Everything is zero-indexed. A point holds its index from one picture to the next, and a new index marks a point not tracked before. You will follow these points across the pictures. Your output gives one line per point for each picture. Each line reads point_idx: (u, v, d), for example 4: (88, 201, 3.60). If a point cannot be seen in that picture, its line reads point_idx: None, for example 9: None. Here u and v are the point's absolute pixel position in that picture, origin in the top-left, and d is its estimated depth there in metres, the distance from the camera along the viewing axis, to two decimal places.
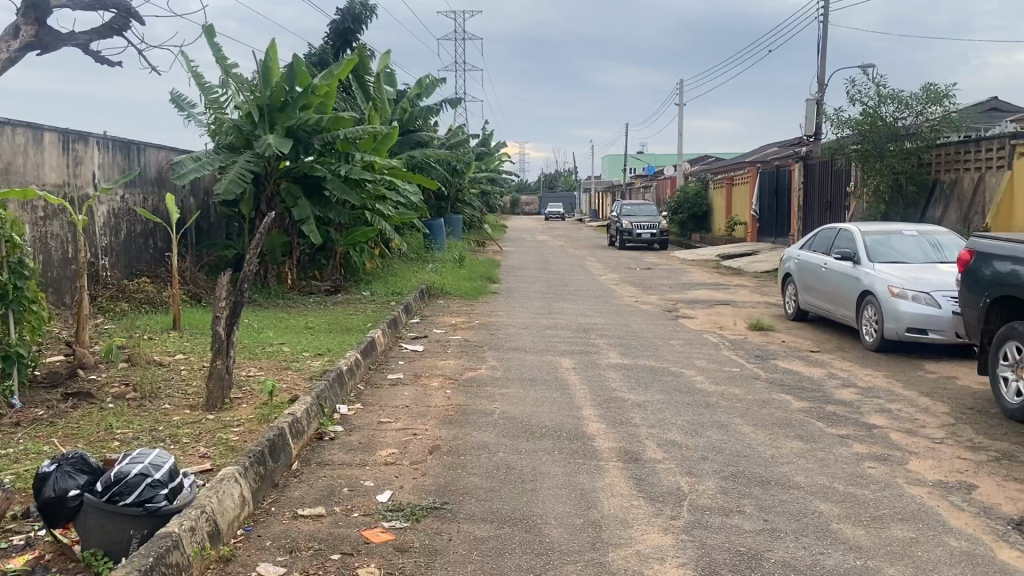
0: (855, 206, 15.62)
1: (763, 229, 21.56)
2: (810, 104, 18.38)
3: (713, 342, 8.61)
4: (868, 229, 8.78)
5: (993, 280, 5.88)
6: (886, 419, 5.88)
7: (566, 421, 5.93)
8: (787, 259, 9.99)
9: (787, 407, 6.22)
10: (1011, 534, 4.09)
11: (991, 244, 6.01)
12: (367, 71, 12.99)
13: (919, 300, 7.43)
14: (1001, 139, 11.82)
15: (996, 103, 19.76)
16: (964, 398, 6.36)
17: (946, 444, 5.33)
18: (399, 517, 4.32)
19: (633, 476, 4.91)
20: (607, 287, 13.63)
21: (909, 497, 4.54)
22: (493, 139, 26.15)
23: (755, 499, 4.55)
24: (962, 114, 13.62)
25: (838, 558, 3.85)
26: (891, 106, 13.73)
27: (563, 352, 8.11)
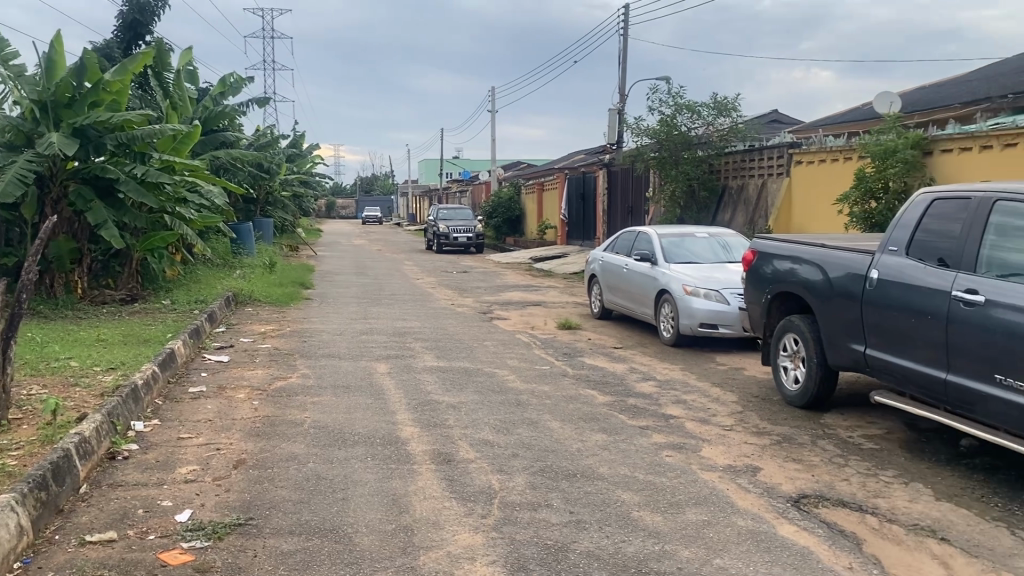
0: (655, 211, 16.49)
1: (571, 233, 22.35)
2: (614, 113, 19.23)
3: (524, 342, 8.82)
4: (664, 231, 9.30)
5: (773, 277, 6.39)
6: (682, 409, 6.24)
7: (379, 426, 5.87)
8: (592, 260, 10.39)
9: (592, 402, 6.46)
10: (789, 510, 4.45)
11: (771, 245, 6.53)
12: (165, 67, 12.29)
13: (710, 297, 7.95)
14: (780, 149, 12.90)
15: (776, 116, 21.53)
16: (750, 386, 6.87)
17: (735, 430, 5.73)
18: (199, 536, 4.11)
19: (445, 478, 4.92)
20: (422, 291, 13.63)
21: (702, 481, 4.85)
22: (306, 141, 25.47)
23: (562, 493, 4.69)
24: (747, 125, 14.71)
25: (638, 545, 4.04)
26: (686, 116, 14.59)
27: (376, 357, 8.03)
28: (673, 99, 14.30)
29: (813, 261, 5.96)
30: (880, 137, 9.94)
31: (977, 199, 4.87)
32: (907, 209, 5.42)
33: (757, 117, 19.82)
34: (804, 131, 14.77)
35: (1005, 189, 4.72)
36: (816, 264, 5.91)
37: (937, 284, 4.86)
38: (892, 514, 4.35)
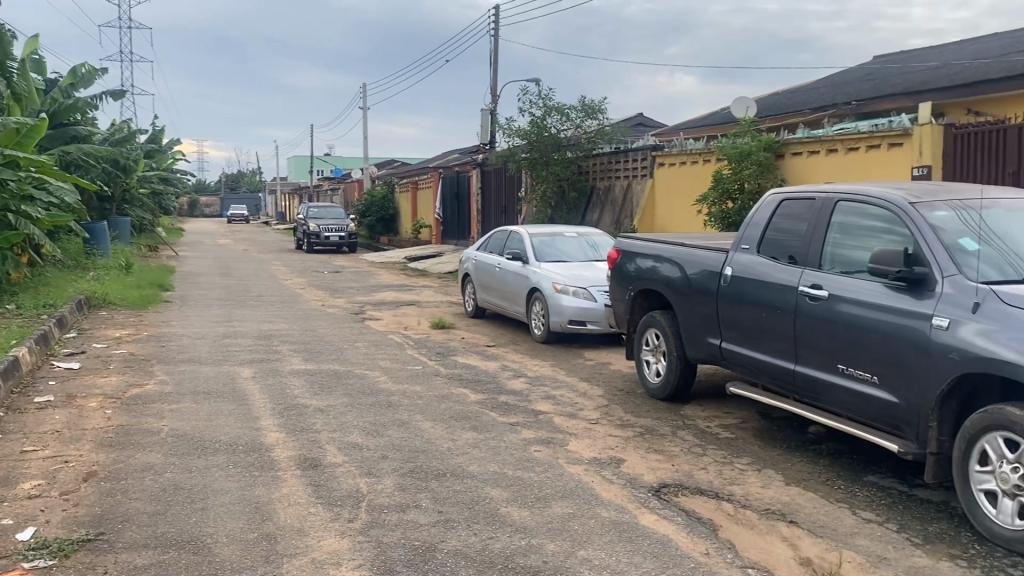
0: (527, 212, 16.69)
1: (445, 232, 22.36)
2: (485, 113, 19.34)
3: (396, 342, 8.75)
4: (534, 231, 9.43)
5: (636, 275, 6.57)
6: (551, 405, 6.35)
7: (242, 433, 5.69)
8: (465, 260, 10.43)
9: (462, 400, 6.48)
10: (651, 500, 4.59)
11: (635, 243, 6.73)
12: (7, 56, 11.50)
13: (578, 295, 8.12)
14: (644, 151, 13.32)
15: (642, 119, 22.21)
16: (616, 381, 7.06)
17: (601, 424, 5.87)
18: (43, 555, 3.87)
19: (311, 483, 4.83)
20: (291, 292, 13.30)
21: (568, 475, 4.94)
22: (167, 136, 24.40)
23: (431, 492, 4.68)
24: (614, 127, 15.11)
25: (505, 541, 4.08)
26: (555, 117, 14.86)
27: (240, 362, 7.78)
28: (543, 101, 14.52)
29: (673, 259, 6.18)
30: (736, 140, 10.41)
31: (821, 200, 5.18)
32: (758, 208, 5.69)
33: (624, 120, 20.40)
34: (667, 133, 15.29)
35: (847, 191, 5.04)
36: (676, 262, 6.13)
37: (786, 279, 5.13)
38: (746, 500, 4.55)
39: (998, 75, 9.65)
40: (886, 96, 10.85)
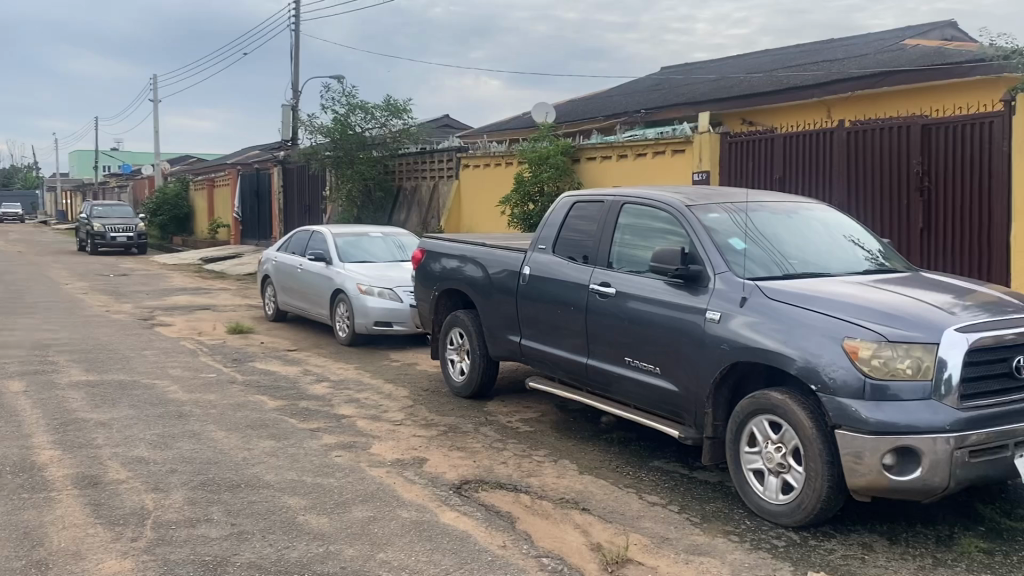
0: (331, 211, 16.38)
1: (246, 232, 21.52)
2: (287, 110, 18.77)
3: (190, 349, 8.32)
4: (338, 231, 9.27)
5: (440, 275, 6.62)
6: (354, 408, 6.27)
7: (9, 453, 5.20)
8: (265, 260, 10.08)
9: (261, 407, 6.26)
10: (451, 497, 4.63)
11: (439, 244, 6.78)
12: None
13: (383, 296, 8.07)
14: (449, 152, 13.45)
15: (448, 120, 22.41)
16: (421, 381, 7.08)
17: (404, 425, 5.86)
18: None
19: (90, 502, 4.49)
20: (71, 297, 12.31)
21: (369, 478, 4.90)
22: None
23: (224, 505, 4.50)
24: (419, 128, 15.15)
25: (302, 549, 3.98)
26: (359, 116, 14.70)
27: (9, 374, 7.11)
28: (347, 99, 14.31)
29: (475, 259, 6.28)
30: (536, 143, 10.75)
31: (610, 202, 5.45)
32: (553, 210, 5.89)
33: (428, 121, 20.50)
34: (472, 135, 15.52)
35: (633, 194, 5.33)
36: (478, 262, 6.23)
37: (578, 278, 5.35)
38: (542, 491, 4.68)
39: (768, 90, 10.55)
40: (672, 105, 11.56)
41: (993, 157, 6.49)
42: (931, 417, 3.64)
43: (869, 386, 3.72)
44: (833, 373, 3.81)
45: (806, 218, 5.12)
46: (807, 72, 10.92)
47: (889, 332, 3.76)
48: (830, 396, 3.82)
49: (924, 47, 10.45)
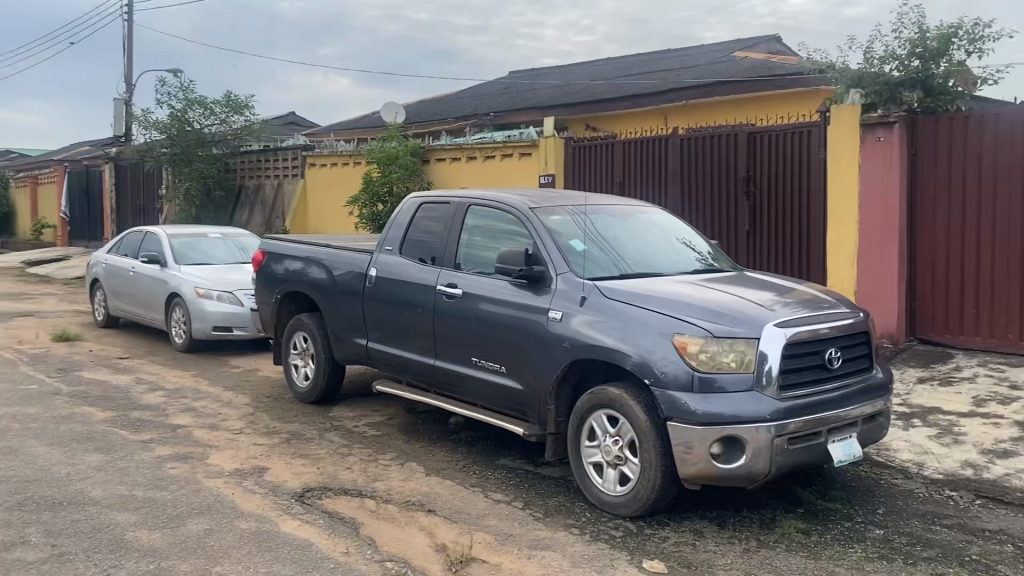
0: (169, 211, 15.62)
1: (74, 233, 20.18)
2: (119, 104, 17.76)
3: (7, 359, 7.72)
4: (174, 231, 8.84)
5: (283, 277, 6.44)
6: (191, 418, 6.00)
7: None
8: (94, 263, 9.49)
9: (87, 420, 5.89)
10: (293, 505, 4.51)
11: (282, 245, 6.59)
12: None
13: (223, 300, 7.77)
14: (295, 151, 13.11)
15: (294, 118, 21.85)
16: (263, 387, 6.87)
17: (245, 433, 5.66)
18: None
19: None
20: None
21: (206, 490, 4.70)
22: None
23: (44, 525, 4.20)
24: (263, 126, 14.69)
25: (131, 568, 3.77)
26: (197, 111, 14.11)
27: None
28: (184, 94, 13.69)
29: (320, 261, 6.15)
30: (384, 143, 10.66)
31: (456, 204, 5.47)
32: (399, 210, 5.85)
33: (273, 118, 19.91)
34: (318, 133, 15.21)
35: (478, 196, 5.38)
36: (323, 263, 6.11)
37: (424, 279, 5.34)
38: (387, 494, 4.63)
39: (610, 97, 10.91)
40: (519, 108, 11.76)
41: (809, 163, 6.93)
42: (754, 407, 3.85)
43: (697, 379, 3.91)
44: (665, 367, 3.98)
45: (641, 221, 5.33)
46: (646, 80, 11.37)
47: (716, 329, 3.96)
48: (662, 389, 3.98)
49: (752, 59, 11.10)
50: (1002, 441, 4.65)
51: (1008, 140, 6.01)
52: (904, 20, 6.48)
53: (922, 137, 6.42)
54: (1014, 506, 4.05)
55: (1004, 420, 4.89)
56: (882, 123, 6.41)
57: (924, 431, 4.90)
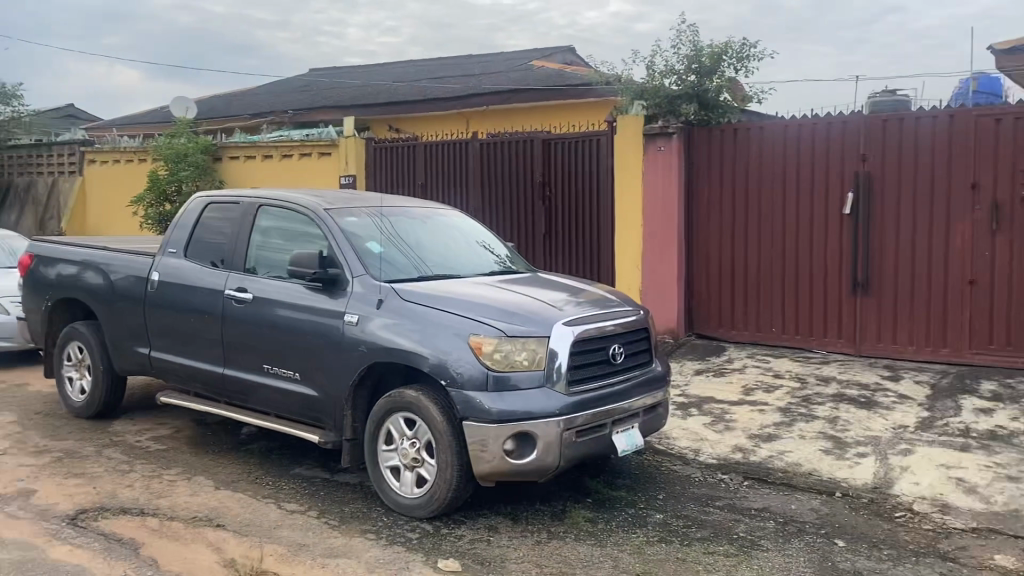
0: None
1: None
2: None
3: None
4: None
5: (54, 283, 5.95)
6: None
7: None
8: None
9: None
10: (64, 530, 4.17)
11: (53, 248, 6.09)
12: None
13: None
14: (70, 146, 12.15)
15: (72, 110, 20.27)
16: (32, 403, 6.31)
17: (9, 454, 5.17)
18: None
19: None
20: None
21: None
22: None
23: None
24: (33, 118, 13.51)
25: None
26: None
27: None
28: None
29: (96, 265, 5.73)
30: (172, 140, 10.12)
31: (246, 204, 5.26)
32: (185, 210, 5.56)
33: (46, 110, 18.38)
34: (97, 128, 14.20)
35: (269, 196, 5.20)
36: (100, 268, 5.70)
37: (212, 283, 5.10)
38: (172, 511, 4.38)
39: (411, 99, 10.95)
40: (318, 108, 11.53)
41: (599, 169, 7.26)
42: (546, 403, 3.97)
43: (492, 377, 3.98)
44: (460, 367, 4.02)
45: (437, 223, 5.37)
46: (447, 84, 11.49)
47: (508, 328, 4.06)
48: (457, 389, 4.01)
49: (547, 67, 11.50)
50: (766, 426, 5.08)
51: (769, 151, 6.57)
52: (681, 37, 6.92)
53: (699, 147, 6.88)
54: (776, 484, 4.44)
55: (768, 407, 5.35)
56: (662, 133, 6.80)
57: (700, 419, 5.26)
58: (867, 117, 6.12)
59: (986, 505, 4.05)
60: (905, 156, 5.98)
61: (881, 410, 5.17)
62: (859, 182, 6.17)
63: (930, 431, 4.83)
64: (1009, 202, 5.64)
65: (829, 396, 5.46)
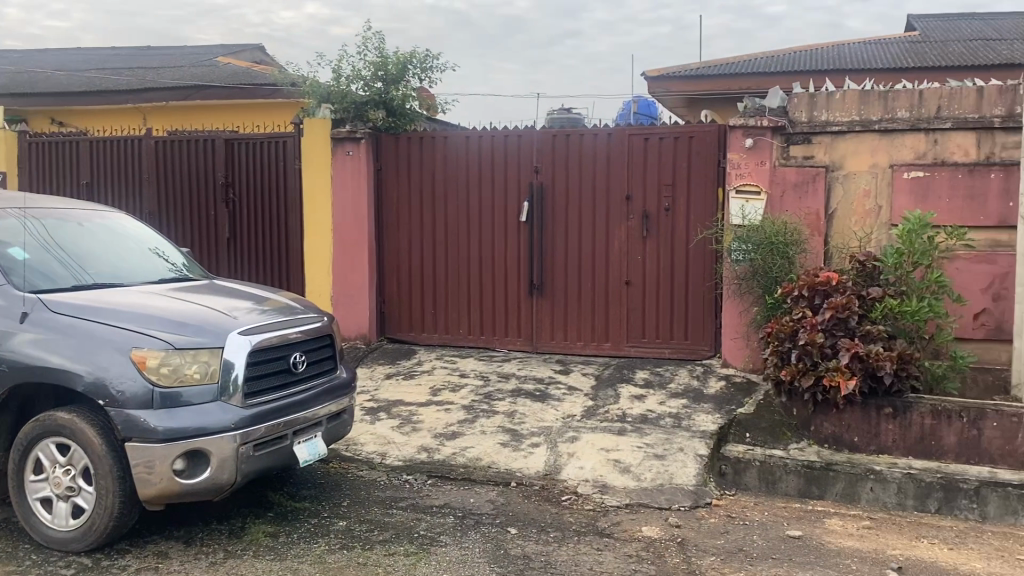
0: None
1: None
2: None
3: None
4: None
5: None
6: None
7: None
8: None
9: None
10: None
11: None
12: None
13: None
14: None
15: None
16: None
17: None
18: None
19: None
20: None
21: None
22: None
23: None
24: None
25: None
26: None
27: None
28: None
29: None
30: None
31: None
32: None
33: None
34: None
35: None
36: None
37: None
38: None
39: (78, 91, 10.04)
40: None
41: (286, 172, 7.08)
42: (219, 417, 3.77)
43: (157, 394, 3.70)
44: (121, 385, 3.69)
45: (99, 227, 4.91)
46: (122, 76, 10.67)
47: (176, 340, 3.80)
48: (118, 409, 3.68)
49: (234, 65, 11.12)
50: (450, 424, 5.27)
51: (453, 160, 6.83)
52: (367, 43, 6.96)
53: (386, 153, 6.99)
54: (457, 480, 4.62)
55: (453, 406, 5.55)
56: (350, 138, 6.79)
57: (387, 423, 5.32)
58: (540, 131, 6.57)
59: (637, 482, 4.52)
60: (572, 168, 6.50)
61: (553, 402, 5.57)
62: (533, 191, 6.61)
63: (594, 419, 5.29)
64: (655, 212, 6.31)
65: (509, 391, 5.79)
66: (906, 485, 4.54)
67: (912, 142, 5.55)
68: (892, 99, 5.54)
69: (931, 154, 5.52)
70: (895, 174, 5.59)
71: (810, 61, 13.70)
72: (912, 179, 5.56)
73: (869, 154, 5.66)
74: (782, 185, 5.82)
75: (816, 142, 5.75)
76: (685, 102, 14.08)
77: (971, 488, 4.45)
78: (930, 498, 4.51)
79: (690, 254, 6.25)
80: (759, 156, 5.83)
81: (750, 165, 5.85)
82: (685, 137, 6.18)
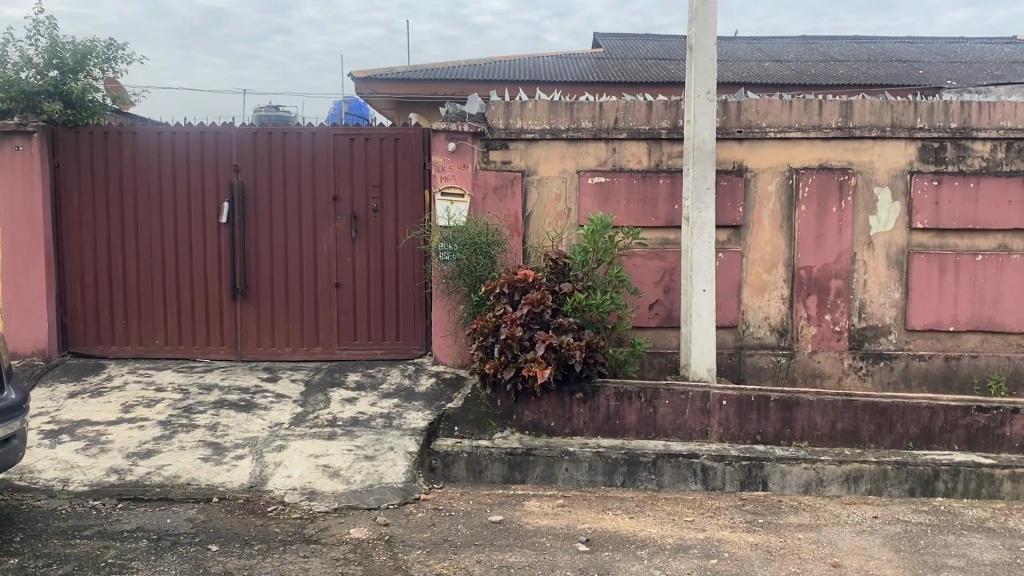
0: None
1: None
2: None
3: None
4: None
5: None
6: None
7: None
8: None
9: None
10: None
11: None
12: None
13: None
14: None
15: None
16: None
17: None
18: None
19: None
20: None
21: None
22: None
23: None
24: None
25: None
26: None
27: None
28: None
29: None
30: None
31: None
32: None
33: None
34: None
35: None
36: None
37: None
38: None
39: None
40: None
41: None
42: None
43: None
44: None
45: None
46: None
47: None
48: None
49: None
50: (144, 443, 4.91)
51: (143, 157, 6.38)
52: (37, 27, 6.29)
53: (64, 149, 6.37)
54: (152, 501, 4.32)
55: (148, 422, 5.18)
56: (19, 131, 6.11)
57: (70, 446, 4.85)
58: (240, 128, 6.32)
59: (346, 485, 4.51)
60: (275, 169, 6.33)
61: (259, 411, 5.39)
62: (234, 191, 6.35)
63: (302, 425, 5.19)
64: (363, 213, 6.33)
65: (211, 403, 5.51)
66: (596, 463, 4.95)
67: (595, 150, 6.06)
68: (576, 110, 6.02)
69: (611, 161, 6.07)
70: (582, 180, 6.08)
71: (507, 71, 14.44)
72: (595, 184, 6.07)
73: (558, 161, 6.09)
74: (483, 189, 6.08)
75: (512, 148, 6.07)
76: (392, 105, 14.20)
77: (649, 460, 4.95)
78: (616, 472, 4.95)
79: (398, 254, 6.34)
80: (461, 160, 6.05)
81: (453, 168, 6.05)
82: (391, 139, 6.26)
